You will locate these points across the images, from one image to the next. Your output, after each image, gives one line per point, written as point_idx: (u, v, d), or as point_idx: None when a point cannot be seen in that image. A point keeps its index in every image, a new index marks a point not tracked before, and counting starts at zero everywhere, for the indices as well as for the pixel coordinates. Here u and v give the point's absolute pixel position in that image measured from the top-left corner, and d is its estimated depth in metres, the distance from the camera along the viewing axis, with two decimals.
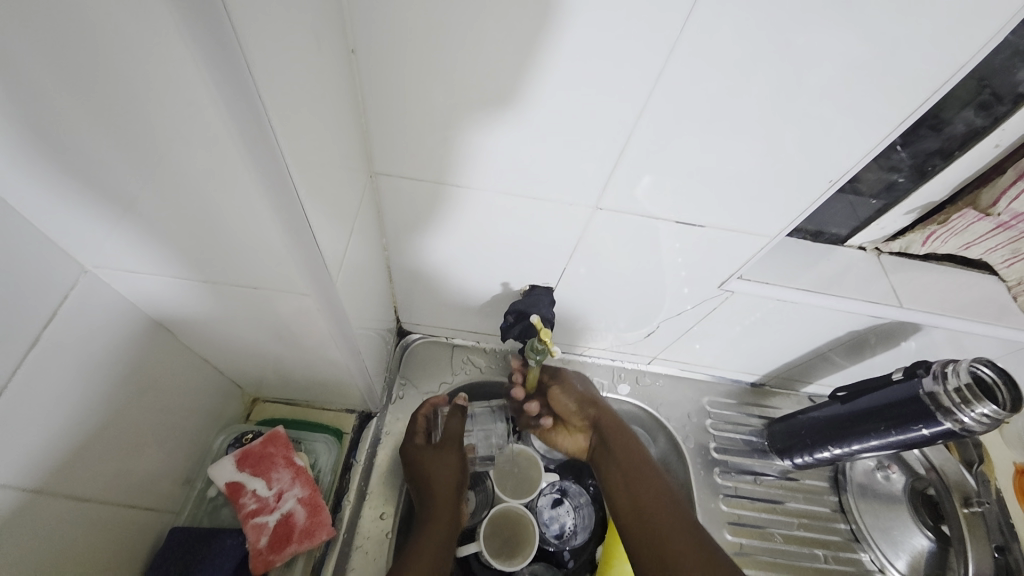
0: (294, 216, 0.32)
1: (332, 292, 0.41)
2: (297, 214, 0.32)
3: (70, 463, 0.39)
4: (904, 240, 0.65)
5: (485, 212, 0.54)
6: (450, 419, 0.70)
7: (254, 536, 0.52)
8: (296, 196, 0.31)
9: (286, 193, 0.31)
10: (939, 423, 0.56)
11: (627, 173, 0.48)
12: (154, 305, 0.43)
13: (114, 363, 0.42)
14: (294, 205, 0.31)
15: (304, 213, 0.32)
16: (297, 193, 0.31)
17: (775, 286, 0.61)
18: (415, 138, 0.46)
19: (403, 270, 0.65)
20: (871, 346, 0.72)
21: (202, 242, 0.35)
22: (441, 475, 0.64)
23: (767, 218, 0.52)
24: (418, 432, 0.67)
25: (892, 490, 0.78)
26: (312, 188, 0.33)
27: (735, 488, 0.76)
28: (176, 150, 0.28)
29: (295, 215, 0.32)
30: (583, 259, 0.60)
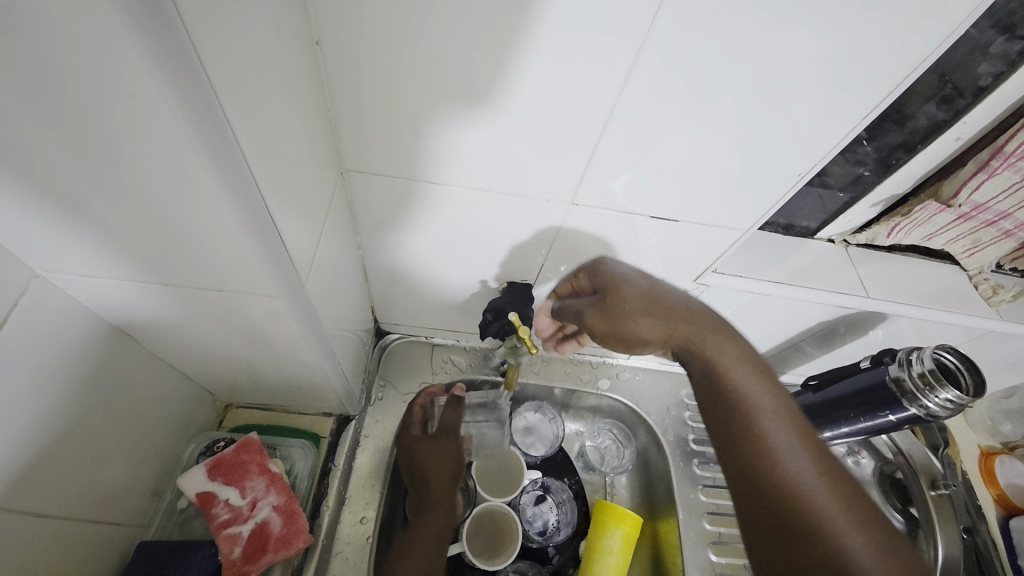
0: (256, 211, 0.31)
1: (302, 292, 0.40)
2: (257, 207, 0.31)
3: (26, 477, 0.37)
4: (870, 232, 0.66)
5: (461, 208, 0.53)
6: (447, 411, 0.70)
7: (228, 546, 0.50)
8: (256, 190, 0.30)
9: (246, 187, 0.29)
10: (905, 409, 0.58)
11: (604, 168, 0.48)
12: (112, 309, 0.41)
13: (70, 371, 0.40)
14: (254, 200, 0.30)
15: (265, 208, 0.31)
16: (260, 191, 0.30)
17: (748, 279, 0.62)
18: (385, 133, 0.45)
19: (379, 269, 0.63)
20: (840, 335, 0.74)
21: (160, 243, 0.34)
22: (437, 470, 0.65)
23: (739, 211, 0.53)
24: (413, 423, 0.68)
25: (862, 473, 0.81)
26: (274, 184, 0.32)
27: (714, 478, 0.77)
28: (125, 145, 0.27)
29: (255, 211, 0.31)
30: (561, 256, 0.60)
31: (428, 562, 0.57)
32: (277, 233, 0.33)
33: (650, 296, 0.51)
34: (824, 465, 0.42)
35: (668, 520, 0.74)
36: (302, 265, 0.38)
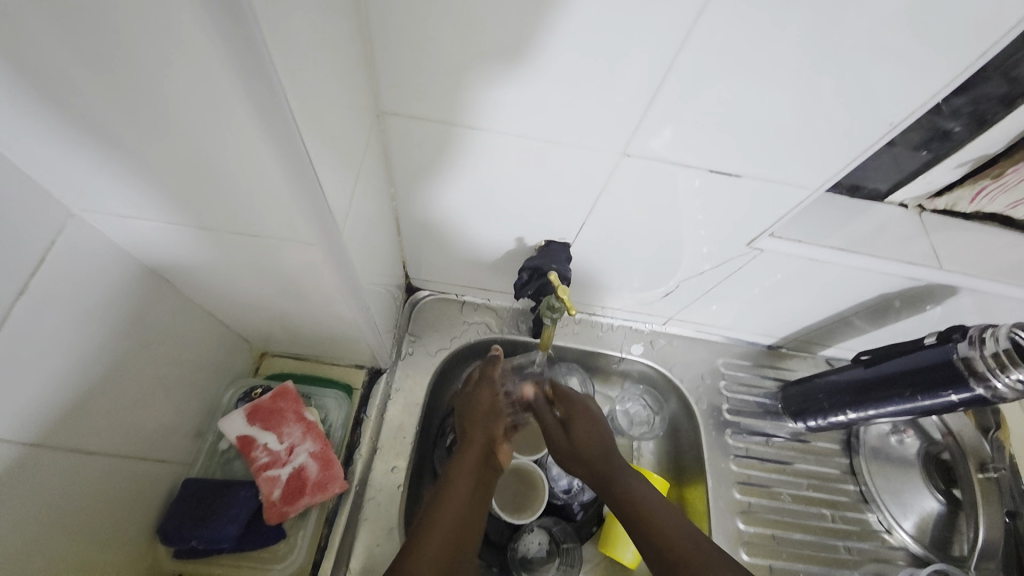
0: (289, 144, 0.28)
1: (339, 240, 0.37)
2: (291, 140, 0.28)
3: (71, 414, 0.38)
4: (951, 196, 0.61)
5: (501, 158, 0.50)
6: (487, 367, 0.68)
7: (268, 488, 0.51)
8: (291, 120, 0.27)
9: (278, 114, 0.26)
10: (969, 389, 0.54)
11: (658, 117, 0.43)
12: (149, 251, 0.41)
13: (110, 311, 0.40)
14: (287, 132, 0.27)
15: (301, 143, 0.28)
16: (294, 126, 0.27)
17: (808, 244, 0.57)
18: (423, 72, 0.42)
19: (413, 223, 0.62)
20: (896, 310, 0.69)
21: (192, 178, 0.32)
22: (480, 426, 0.62)
23: (810, 168, 0.47)
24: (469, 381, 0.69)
25: (906, 453, 0.76)
26: (309, 116, 0.29)
27: (746, 449, 0.75)
28: (150, 57, 0.24)
29: (288, 143, 0.28)
30: (603, 214, 0.57)
31: (461, 525, 0.53)
32: (314, 172, 0.30)
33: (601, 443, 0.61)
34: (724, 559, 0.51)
35: (694, 486, 0.74)
36: (340, 210, 0.36)
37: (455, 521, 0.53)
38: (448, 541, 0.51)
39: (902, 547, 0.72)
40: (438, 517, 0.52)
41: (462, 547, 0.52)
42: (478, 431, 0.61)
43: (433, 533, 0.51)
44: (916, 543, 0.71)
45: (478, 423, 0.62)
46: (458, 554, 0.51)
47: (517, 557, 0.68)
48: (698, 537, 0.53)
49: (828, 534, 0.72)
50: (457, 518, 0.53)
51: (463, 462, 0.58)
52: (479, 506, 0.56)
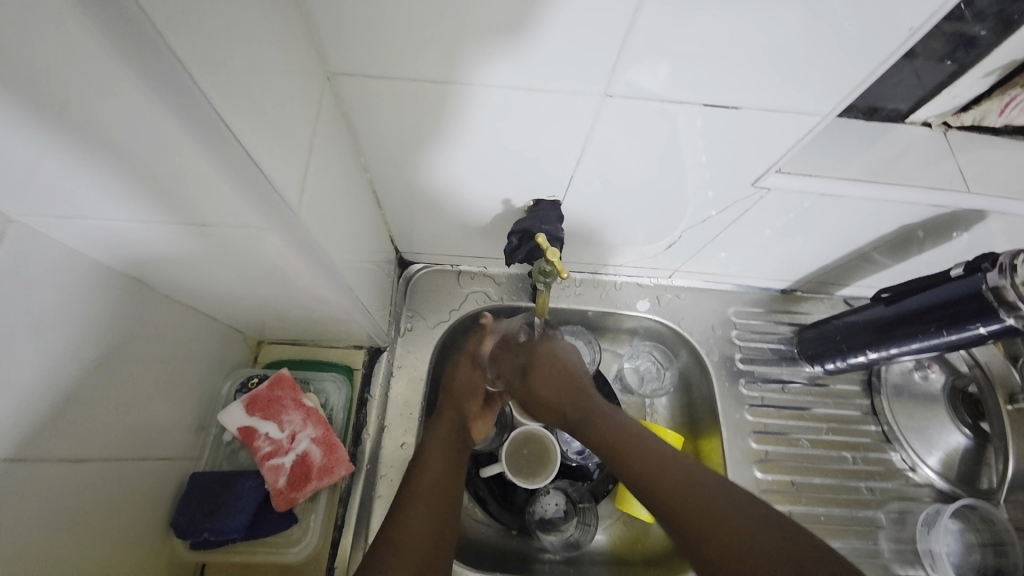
0: (185, 93, 0.25)
1: (288, 212, 0.35)
2: (184, 88, 0.25)
3: (50, 424, 0.37)
4: (979, 110, 0.55)
5: (472, 113, 0.46)
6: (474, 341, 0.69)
7: (273, 477, 0.52)
8: (175, 61, 0.24)
9: (159, 56, 0.23)
10: (999, 320, 0.51)
11: (641, 48, 0.38)
12: (101, 251, 0.38)
13: (71, 315, 0.38)
14: (179, 79, 0.24)
15: (198, 89, 0.25)
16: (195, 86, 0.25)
17: (820, 178, 0.52)
18: (364, 19, 0.37)
19: (393, 194, 0.58)
20: (919, 241, 0.64)
21: (109, 167, 0.28)
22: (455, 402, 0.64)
23: (819, 90, 0.42)
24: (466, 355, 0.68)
25: (930, 389, 0.73)
26: (207, 63, 0.26)
27: (761, 397, 0.73)
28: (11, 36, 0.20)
29: (185, 96, 0.25)
30: (593, 166, 0.52)
31: (441, 491, 0.55)
32: (225, 125, 0.28)
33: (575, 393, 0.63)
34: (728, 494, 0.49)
35: (709, 438, 0.72)
36: (281, 178, 0.33)
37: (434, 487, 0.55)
38: (429, 507, 0.53)
39: (927, 484, 0.70)
40: (417, 486, 0.55)
41: (445, 511, 0.54)
42: (450, 409, 0.64)
43: (414, 499, 0.53)
44: (942, 480, 0.70)
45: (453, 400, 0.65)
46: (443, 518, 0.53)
47: (534, 519, 0.69)
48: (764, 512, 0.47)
49: (850, 476, 0.70)
50: (436, 485, 0.55)
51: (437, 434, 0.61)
52: (457, 473, 0.58)
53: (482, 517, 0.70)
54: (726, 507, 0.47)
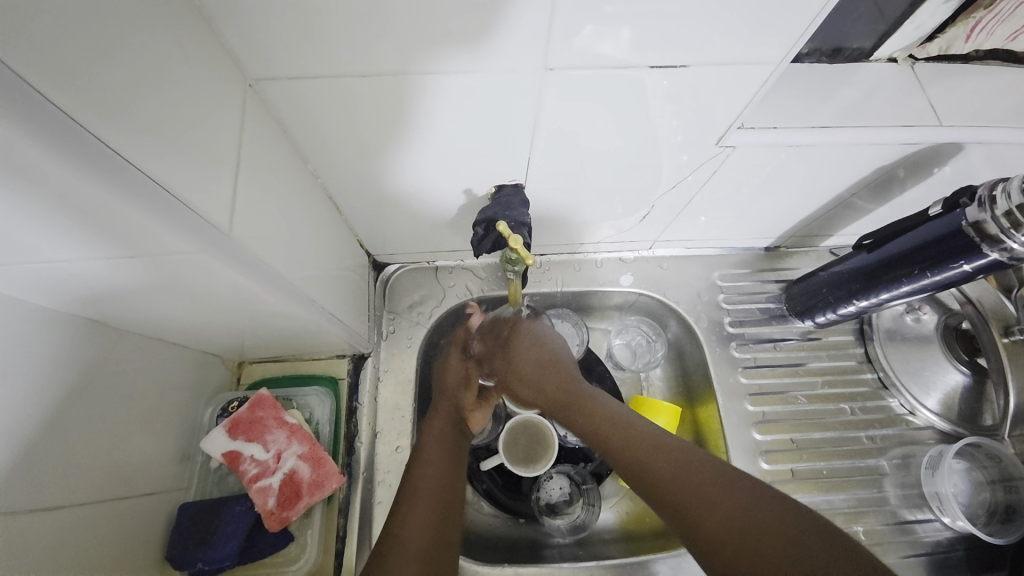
0: (61, 129, 0.23)
1: (217, 234, 0.33)
2: (49, 116, 0.23)
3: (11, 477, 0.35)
4: (945, 38, 0.53)
5: (413, 104, 0.43)
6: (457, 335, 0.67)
7: (262, 498, 0.53)
8: (40, 97, 0.22)
9: (9, 87, 0.21)
10: (983, 255, 0.49)
11: (573, 15, 0.36)
12: (37, 297, 0.37)
13: (19, 365, 0.36)
14: (40, 107, 0.22)
15: (68, 116, 0.23)
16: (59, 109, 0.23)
17: (785, 128, 0.50)
18: (271, 14, 0.34)
19: (351, 199, 0.56)
20: (900, 180, 0.62)
21: (12, 213, 0.27)
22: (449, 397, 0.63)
23: (767, 38, 0.39)
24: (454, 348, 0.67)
25: (923, 330, 0.72)
26: (83, 90, 0.24)
27: (754, 358, 0.73)
28: None
29: (55, 126, 0.23)
30: (550, 143, 0.50)
31: (442, 486, 0.54)
32: (112, 149, 0.25)
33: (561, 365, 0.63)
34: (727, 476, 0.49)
35: (706, 405, 0.71)
36: (199, 199, 0.31)
37: (436, 482, 0.54)
38: (432, 503, 0.52)
39: (927, 426, 0.70)
40: (416, 484, 0.54)
41: (448, 507, 0.53)
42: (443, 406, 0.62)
43: (414, 497, 0.52)
44: (942, 421, 0.69)
45: (447, 396, 0.63)
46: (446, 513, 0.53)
47: (540, 504, 0.69)
48: (758, 489, 0.47)
49: (850, 427, 0.70)
50: (438, 483, 0.54)
51: (433, 429, 0.59)
52: (457, 466, 0.57)
53: (488, 510, 0.70)
54: (728, 489, 0.47)
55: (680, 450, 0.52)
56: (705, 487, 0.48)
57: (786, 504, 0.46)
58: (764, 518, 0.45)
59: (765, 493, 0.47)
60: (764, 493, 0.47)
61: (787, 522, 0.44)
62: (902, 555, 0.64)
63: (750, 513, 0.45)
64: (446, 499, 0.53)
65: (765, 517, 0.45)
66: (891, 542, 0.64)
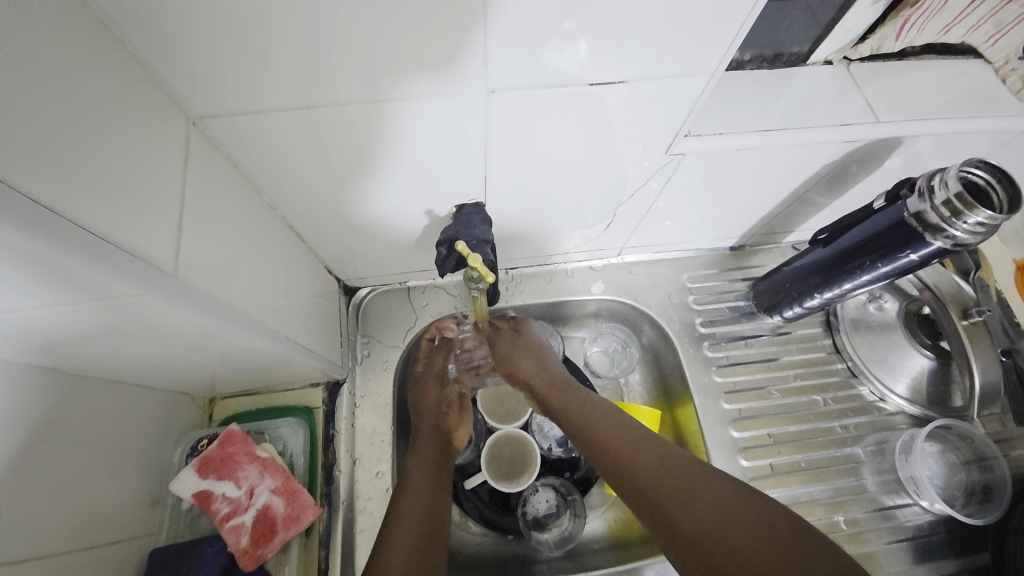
0: None
1: (163, 275, 0.33)
2: None
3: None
4: (875, 37, 0.56)
5: (366, 134, 0.44)
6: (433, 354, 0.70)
7: (234, 537, 0.52)
8: None
9: None
10: (928, 244, 0.51)
11: (507, 37, 0.37)
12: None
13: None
14: None
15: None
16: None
17: (731, 133, 0.52)
18: (209, 53, 0.35)
19: (314, 227, 0.56)
20: (852, 175, 0.64)
21: None
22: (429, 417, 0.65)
23: (700, 52, 0.41)
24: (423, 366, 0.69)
25: (886, 318, 0.74)
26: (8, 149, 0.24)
27: (728, 356, 0.74)
28: None
29: None
30: (507, 160, 0.51)
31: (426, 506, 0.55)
32: (45, 205, 0.25)
33: (536, 368, 0.66)
34: (713, 480, 0.49)
35: (684, 406, 0.72)
36: (140, 243, 0.31)
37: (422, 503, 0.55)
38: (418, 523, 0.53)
39: (899, 412, 0.72)
40: (401, 504, 0.54)
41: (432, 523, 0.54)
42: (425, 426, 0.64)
43: (400, 519, 0.52)
44: (912, 405, 0.71)
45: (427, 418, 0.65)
46: (430, 534, 0.53)
47: (527, 518, 0.68)
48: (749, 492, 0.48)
49: (825, 417, 0.71)
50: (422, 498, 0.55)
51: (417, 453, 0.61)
52: (440, 486, 0.58)
53: (476, 530, 0.69)
54: (714, 490, 0.48)
55: (666, 452, 0.53)
56: (692, 487, 0.48)
57: (775, 506, 0.46)
58: (752, 515, 0.45)
59: (753, 495, 0.47)
60: (752, 493, 0.47)
61: (770, 517, 0.45)
62: (885, 541, 0.65)
63: (735, 508, 0.46)
64: (431, 522, 0.54)
65: (747, 516, 0.45)
66: (874, 529, 0.65)
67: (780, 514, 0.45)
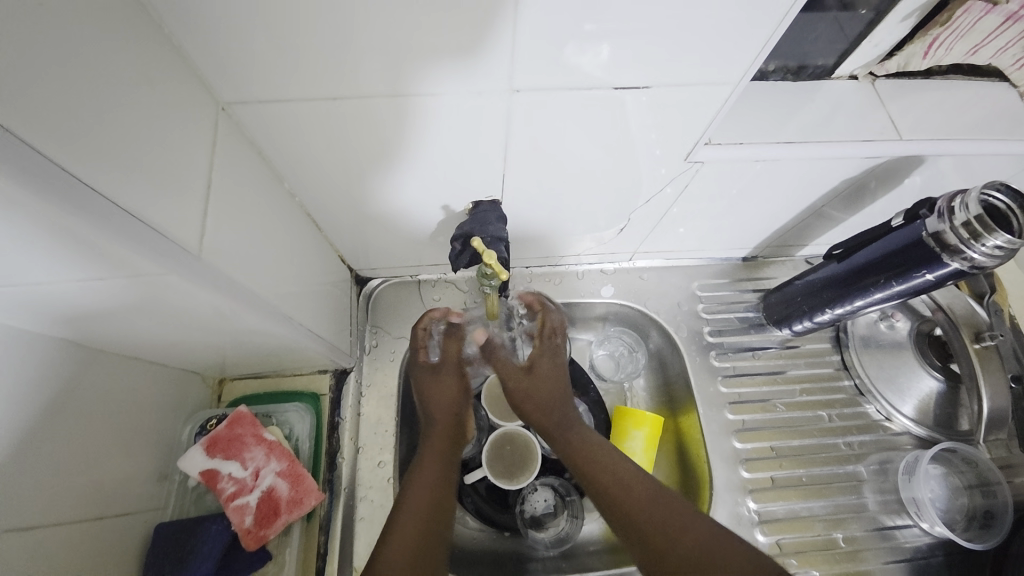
0: (30, 163, 0.24)
1: (188, 256, 0.34)
2: (17, 151, 0.23)
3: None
4: (903, 55, 0.55)
5: (387, 128, 0.45)
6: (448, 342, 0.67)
7: (239, 517, 0.53)
8: (10, 135, 0.23)
9: None
10: (944, 265, 0.51)
11: (534, 37, 0.37)
12: (10, 319, 0.36)
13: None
14: (9, 145, 0.23)
15: (34, 150, 0.24)
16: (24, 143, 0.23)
17: (752, 144, 0.52)
18: (240, 39, 0.36)
19: (332, 217, 0.57)
20: (871, 191, 0.63)
21: None
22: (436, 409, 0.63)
23: (725, 61, 0.41)
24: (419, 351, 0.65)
25: (896, 337, 0.74)
26: (47, 122, 0.25)
27: (734, 367, 0.74)
28: None
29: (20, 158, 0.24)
30: (526, 160, 0.51)
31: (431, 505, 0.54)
32: (80, 180, 0.26)
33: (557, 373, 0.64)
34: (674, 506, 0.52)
35: (687, 415, 0.72)
36: (168, 222, 0.32)
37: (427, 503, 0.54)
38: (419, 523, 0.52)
39: (905, 432, 0.71)
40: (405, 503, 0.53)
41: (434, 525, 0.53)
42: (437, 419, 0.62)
43: (404, 517, 0.52)
44: (919, 427, 0.70)
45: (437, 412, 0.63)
46: (432, 534, 0.52)
47: (525, 516, 0.69)
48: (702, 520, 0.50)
49: (829, 433, 0.71)
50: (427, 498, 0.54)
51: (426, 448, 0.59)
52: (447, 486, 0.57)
53: (474, 524, 0.70)
54: (672, 515, 0.51)
55: (632, 474, 0.55)
56: (654, 514, 0.51)
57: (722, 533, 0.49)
58: (736, 569, 0.46)
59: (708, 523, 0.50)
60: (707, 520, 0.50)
61: (754, 570, 0.46)
62: (883, 561, 0.64)
63: (719, 559, 0.46)
64: (434, 520, 0.53)
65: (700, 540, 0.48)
66: (872, 548, 0.65)
67: (729, 541, 0.49)
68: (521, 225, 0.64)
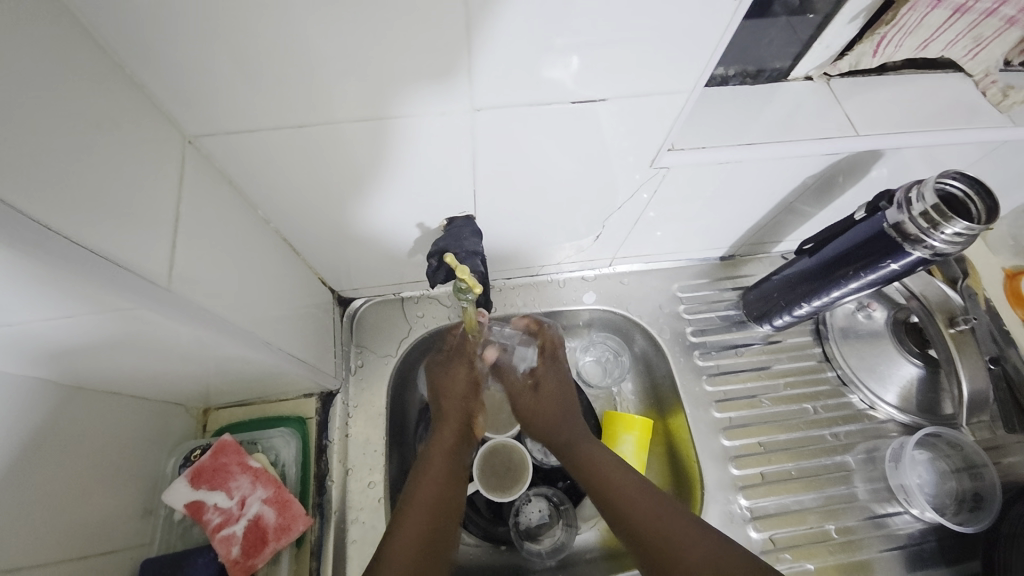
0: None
1: (158, 291, 0.34)
2: None
3: None
4: (854, 54, 0.57)
5: (356, 151, 0.45)
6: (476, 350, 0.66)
7: (225, 548, 0.53)
8: None
9: None
10: (908, 254, 0.52)
11: (489, 56, 0.38)
12: None
13: None
14: None
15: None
16: None
17: (714, 147, 0.53)
18: (202, 75, 0.36)
19: (309, 240, 0.58)
20: (837, 185, 0.65)
21: None
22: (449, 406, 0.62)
23: (679, 70, 0.43)
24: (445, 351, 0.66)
25: (874, 327, 0.75)
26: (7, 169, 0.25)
27: (718, 365, 0.75)
28: None
29: None
30: (497, 174, 0.52)
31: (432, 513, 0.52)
32: (45, 226, 0.27)
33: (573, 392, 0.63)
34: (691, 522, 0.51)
35: (675, 415, 0.73)
36: (137, 260, 0.32)
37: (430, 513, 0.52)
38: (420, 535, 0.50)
39: (890, 420, 0.72)
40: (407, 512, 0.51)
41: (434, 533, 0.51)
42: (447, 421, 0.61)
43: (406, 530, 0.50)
44: (902, 413, 0.72)
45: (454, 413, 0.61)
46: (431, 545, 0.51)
47: (519, 528, 0.69)
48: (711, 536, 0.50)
49: (816, 425, 0.72)
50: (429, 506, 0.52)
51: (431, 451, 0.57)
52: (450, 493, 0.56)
53: (470, 540, 0.69)
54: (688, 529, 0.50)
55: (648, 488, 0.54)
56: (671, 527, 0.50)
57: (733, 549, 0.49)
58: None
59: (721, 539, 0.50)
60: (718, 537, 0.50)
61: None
62: (878, 549, 0.65)
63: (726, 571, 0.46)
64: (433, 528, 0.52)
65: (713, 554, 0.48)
66: (866, 537, 0.65)
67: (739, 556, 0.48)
68: (499, 237, 0.65)
